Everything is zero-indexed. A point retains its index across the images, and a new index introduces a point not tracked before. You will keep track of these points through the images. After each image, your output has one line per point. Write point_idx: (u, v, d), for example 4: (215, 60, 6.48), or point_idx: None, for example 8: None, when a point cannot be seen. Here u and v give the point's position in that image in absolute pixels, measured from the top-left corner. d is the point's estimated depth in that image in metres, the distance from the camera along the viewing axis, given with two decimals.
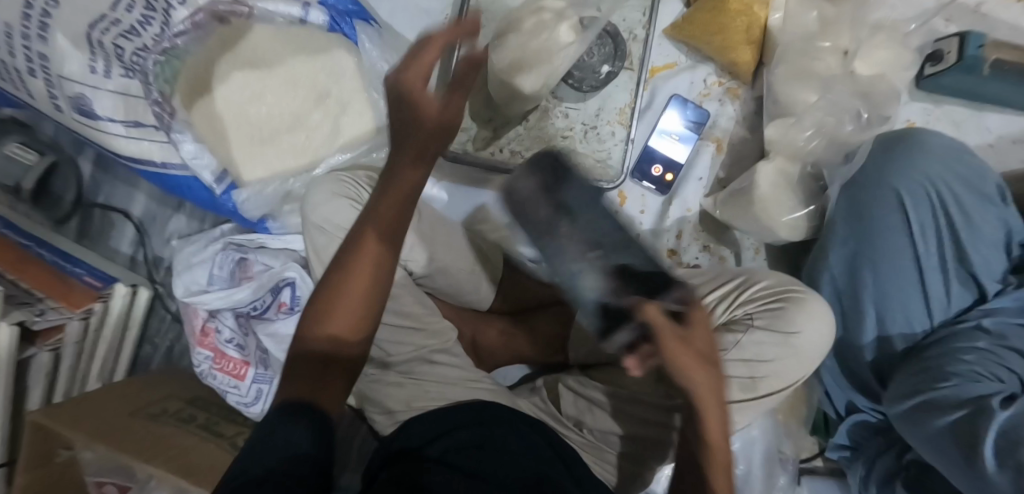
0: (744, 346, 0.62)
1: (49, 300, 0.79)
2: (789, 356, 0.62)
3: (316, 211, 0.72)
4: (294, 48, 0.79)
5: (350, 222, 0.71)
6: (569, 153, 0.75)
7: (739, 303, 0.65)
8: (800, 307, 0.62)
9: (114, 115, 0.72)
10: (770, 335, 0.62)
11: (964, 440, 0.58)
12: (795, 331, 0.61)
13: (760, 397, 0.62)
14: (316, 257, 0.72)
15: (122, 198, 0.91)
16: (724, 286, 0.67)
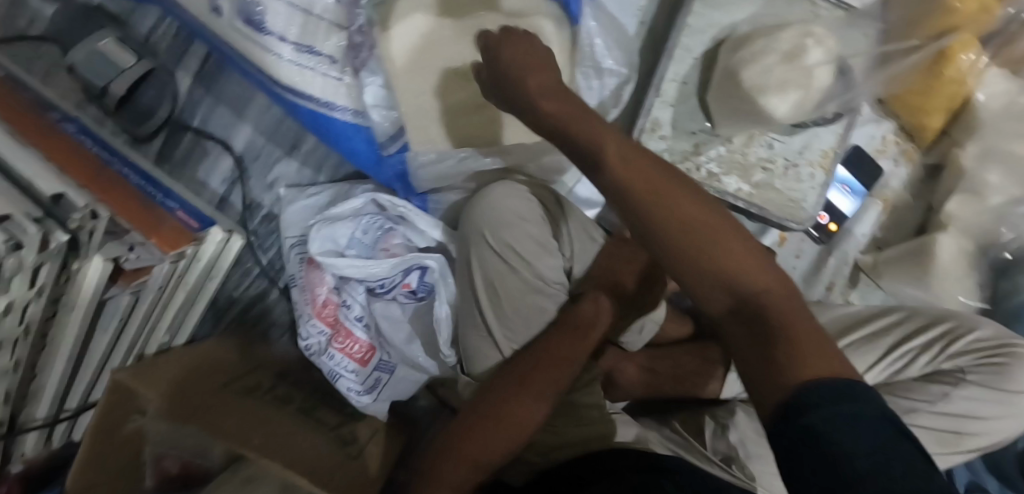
0: (950, 402, 0.58)
1: (138, 233, 0.65)
2: (1010, 414, 0.58)
3: (504, 226, 0.63)
4: (489, 2, 0.70)
5: (532, 252, 0.63)
6: (767, 187, 0.71)
7: (951, 353, 0.60)
8: (1020, 365, 0.58)
9: (286, 33, 0.59)
10: (987, 390, 0.58)
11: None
12: (1019, 390, 0.58)
13: (955, 454, 0.59)
14: (486, 283, 0.63)
15: (223, 125, 0.78)
16: (926, 336, 0.61)
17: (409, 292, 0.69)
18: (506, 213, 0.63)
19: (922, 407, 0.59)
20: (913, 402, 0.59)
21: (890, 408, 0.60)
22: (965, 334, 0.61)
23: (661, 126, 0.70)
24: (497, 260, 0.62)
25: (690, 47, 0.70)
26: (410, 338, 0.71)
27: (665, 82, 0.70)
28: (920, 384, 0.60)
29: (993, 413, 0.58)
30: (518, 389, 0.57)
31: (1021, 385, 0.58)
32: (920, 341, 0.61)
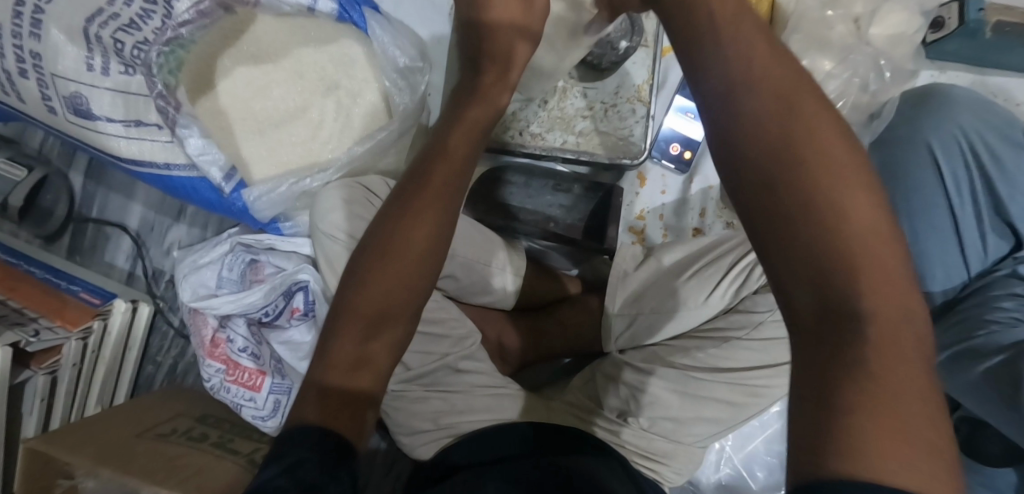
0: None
1: (44, 319, 0.74)
2: None
3: (326, 218, 0.67)
4: (298, 38, 0.76)
5: (361, 231, 0.67)
6: (591, 132, 0.74)
7: None
8: None
9: (112, 114, 0.68)
10: None
11: (1007, 386, 0.55)
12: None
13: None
14: (326, 263, 0.68)
15: (117, 211, 0.86)
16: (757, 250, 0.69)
17: (302, 315, 0.74)
18: (331, 204, 0.68)
19: (766, 318, 0.66)
20: (757, 313, 0.66)
21: (739, 323, 0.66)
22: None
23: None
24: (332, 244, 0.67)
25: None
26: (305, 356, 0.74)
27: None
28: (759, 295, 0.68)
29: None
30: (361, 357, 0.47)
31: None
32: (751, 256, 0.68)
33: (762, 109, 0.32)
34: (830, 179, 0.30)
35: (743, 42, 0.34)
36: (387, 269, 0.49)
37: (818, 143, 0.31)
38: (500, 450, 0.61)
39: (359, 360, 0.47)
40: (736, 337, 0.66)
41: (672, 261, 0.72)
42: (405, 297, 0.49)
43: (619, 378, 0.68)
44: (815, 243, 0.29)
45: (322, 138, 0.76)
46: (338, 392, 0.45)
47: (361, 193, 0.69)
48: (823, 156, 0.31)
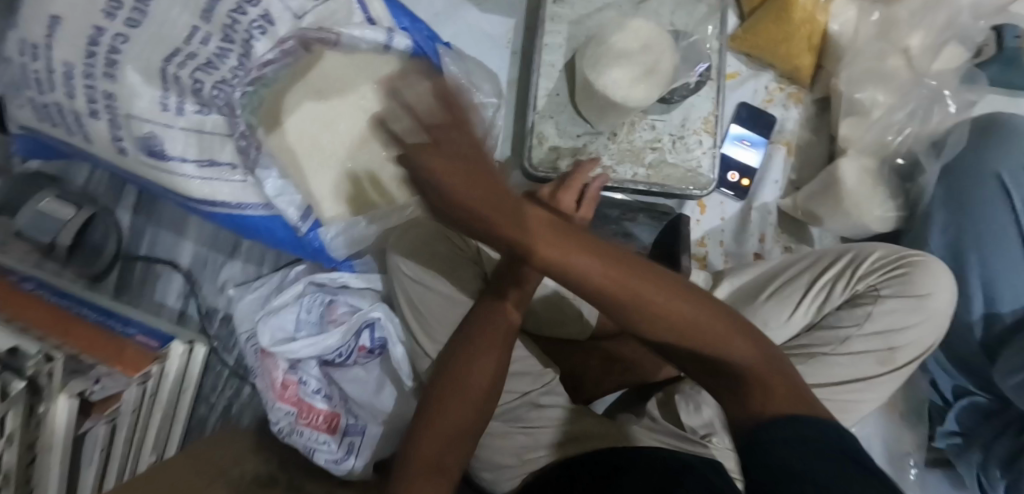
0: (873, 320, 0.65)
1: (102, 364, 0.70)
2: (923, 321, 0.64)
3: (410, 254, 0.68)
4: (362, 72, 0.75)
5: (444, 265, 0.68)
6: (660, 163, 0.75)
7: (859, 276, 0.67)
8: (922, 271, 0.65)
9: (186, 154, 0.66)
10: (899, 298, 0.64)
11: None
12: (927, 294, 0.64)
13: (894, 370, 0.65)
14: (409, 303, 0.68)
15: (166, 248, 0.84)
16: (837, 266, 0.69)
17: (369, 352, 0.74)
18: (413, 238, 0.69)
19: (852, 333, 0.65)
20: (844, 329, 0.65)
21: (825, 341, 0.66)
22: (861, 259, 0.68)
23: (547, 136, 0.75)
24: (416, 284, 0.68)
25: (553, 62, 0.76)
26: (379, 390, 0.74)
27: (545, 98, 0.76)
28: (843, 311, 0.67)
29: (911, 320, 0.64)
30: (438, 463, 0.53)
31: (921, 288, 0.64)
32: (832, 270, 0.69)
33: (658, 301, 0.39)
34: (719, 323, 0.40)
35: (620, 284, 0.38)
36: (453, 400, 0.56)
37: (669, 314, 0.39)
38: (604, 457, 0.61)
39: (436, 469, 0.53)
40: (824, 353, 0.65)
41: (744, 284, 0.73)
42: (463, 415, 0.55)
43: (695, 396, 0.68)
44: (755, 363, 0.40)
45: (390, 172, 0.76)
46: (425, 488, 0.51)
47: (442, 226, 0.70)
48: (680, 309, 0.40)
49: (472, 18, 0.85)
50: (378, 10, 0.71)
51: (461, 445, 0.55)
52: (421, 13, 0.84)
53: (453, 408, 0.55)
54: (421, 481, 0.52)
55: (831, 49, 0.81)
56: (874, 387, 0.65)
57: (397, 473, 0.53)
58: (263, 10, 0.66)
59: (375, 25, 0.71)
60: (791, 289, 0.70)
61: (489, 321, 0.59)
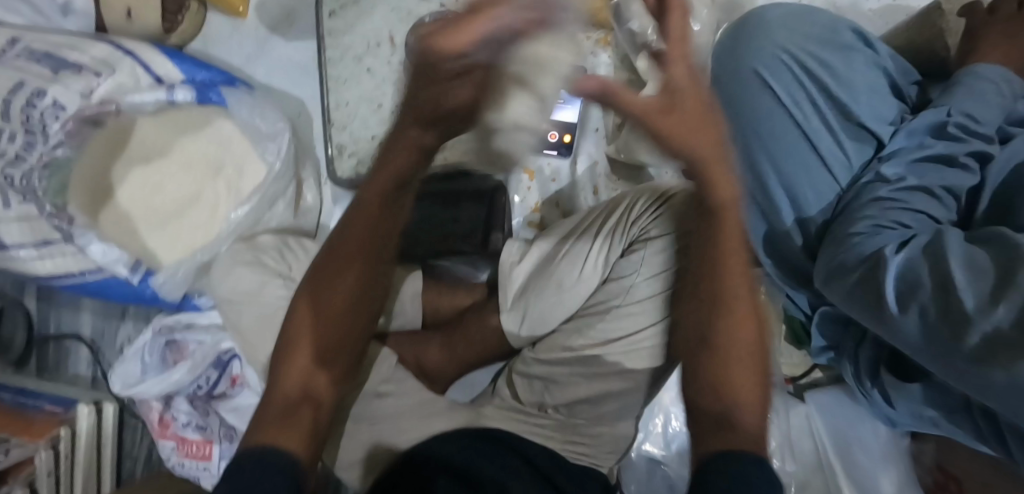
0: (649, 265, 0.63)
1: (13, 438, 0.79)
2: (697, 252, 0.61)
3: (222, 283, 0.73)
4: (179, 130, 0.82)
5: (254, 285, 0.71)
6: (456, 144, 0.77)
7: (635, 218, 0.65)
8: (683, 203, 0.62)
9: (21, 239, 0.73)
10: (663, 236, 0.62)
11: (872, 296, 0.55)
12: (687, 228, 0.61)
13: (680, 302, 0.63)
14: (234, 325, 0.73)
15: (69, 323, 0.93)
16: (610, 217, 0.66)
17: (241, 381, 0.78)
18: (223, 269, 0.73)
19: (635, 281, 0.63)
20: (626, 279, 0.64)
21: (615, 292, 0.65)
22: (633, 204, 0.66)
23: (345, 146, 0.79)
24: (232, 307, 0.72)
25: (338, 75, 0.79)
26: (249, 418, 0.78)
27: (336, 110, 0.79)
28: (624, 258, 0.65)
29: (681, 256, 0.61)
30: (286, 414, 0.51)
31: (682, 223, 0.61)
32: (610, 222, 0.66)
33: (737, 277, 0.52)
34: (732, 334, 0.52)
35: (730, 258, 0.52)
36: (329, 312, 0.54)
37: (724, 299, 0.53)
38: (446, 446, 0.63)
39: (297, 401, 0.52)
40: (610, 309, 0.65)
41: (552, 248, 0.69)
42: (340, 331, 0.55)
43: (531, 375, 0.70)
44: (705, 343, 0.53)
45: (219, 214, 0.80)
46: (280, 424, 0.51)
47: (250, 253, 0.74)
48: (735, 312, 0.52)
49: (282, 50, 0.89)
50: (163, 69, 0.78)
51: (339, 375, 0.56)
52: (235, 58, 0.89)
53: (348, 317, 0.55)
54: (274, 415, 0.51)
55: None
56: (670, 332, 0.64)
57: (250, 429, 0.51)
58: (50, 99, 0.72)
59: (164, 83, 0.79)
60: (577, 251, 0.67)
61: (341, 253, 0.54)
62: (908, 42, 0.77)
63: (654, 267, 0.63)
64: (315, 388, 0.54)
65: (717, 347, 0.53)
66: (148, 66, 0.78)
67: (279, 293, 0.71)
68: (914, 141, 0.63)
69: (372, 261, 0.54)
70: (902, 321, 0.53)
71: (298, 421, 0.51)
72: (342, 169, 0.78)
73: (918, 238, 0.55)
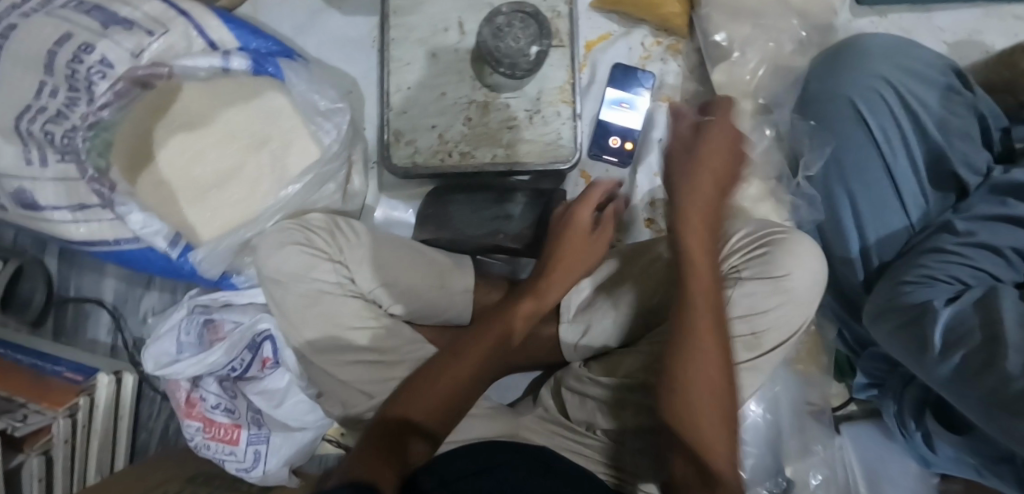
0: (734, 306, 0.57)
1: (31, 404, 0.77)
2: (786, 302, 0.56)
3: (267, 264, 0.69)
4: (224, 98, 0.78)
5: (298, 267, 0.68)
6: (518, 141, 0.74)
7: (721, 257, 0.60)
8: (783, 246, 0.57)
9: (58, 202, 0.70)
10: (757, 280, 0.57)
11: (915, 339, 0.55)
12: (785, 275, 0.56)
13: (763, 355, 0.58)
14: (274, 305, 0.70)
15: (92, 288, 0.91)
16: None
17: (273, 363, 0.77)
18: (268, 244, 0.69)
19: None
20: None
21: None
22: (727, 238, 0.61)
23: (402, 132, 0.75)
24: (275, 286, 0.69)
25: (400, 57, 0.75)
26: (279, 402, 0.77)
27: (395, 93, 0.75)
28: None
29: (772, 302, 0.56)
30: (432, 408, 0.56)
31: (780, 268, 0.57)
32: None
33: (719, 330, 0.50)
34: (713, 391, 0.49)
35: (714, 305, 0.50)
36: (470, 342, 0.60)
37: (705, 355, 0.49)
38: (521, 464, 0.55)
39: (441, 403, 0.56)
40: None
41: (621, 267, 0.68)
42: (459, 373, 0.58)
43: (584, 392, 0.65)
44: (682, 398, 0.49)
45: (263, 190, 0.77)
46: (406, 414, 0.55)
47: (296, 232, 0.70)
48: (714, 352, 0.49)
49: (337, 23, 0.85)
50: (218, 34, 0.74)
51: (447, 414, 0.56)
52: (285, 27, 0.85)
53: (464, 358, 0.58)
54: (408, 409, 0.56)
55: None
56: (741, 375, 0.59)
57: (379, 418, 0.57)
58: (99, 55, 0.72)
59: (219, 48, 0.75)
60: None
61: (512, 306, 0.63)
62: (992, 81, 0.74)
63: (741, 311, 0.57)
64: (452, 396, 0.57)
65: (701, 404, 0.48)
66: (202, 29, 0.73)
67: (325, 276, 0.69)
68: (997, 198, 0.59)
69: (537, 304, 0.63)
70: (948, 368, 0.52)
71: (420, 432, 0.55)
72: (397, 156, 0.74)
73: (972, 293, 0.54)
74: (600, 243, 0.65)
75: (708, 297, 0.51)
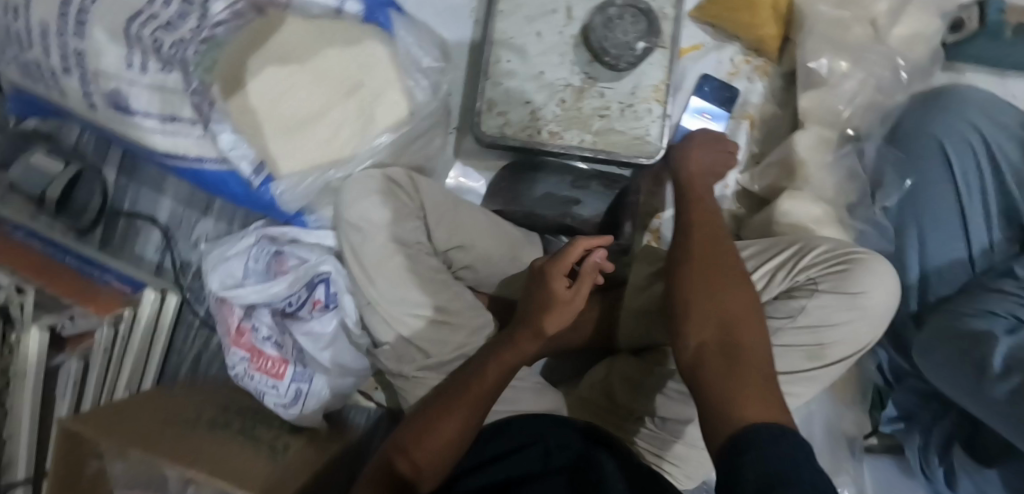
0: (807, 315, 0.60)
1: (77, 305, 0.76)
2: (857, 318, 0.59)
3: (351, 209, 0.71)
4: (323, 40, 0.79)
5: (386, 218, 0.71)
6: (607, 130, 0.76)
7: (800, 267, 0.62)
8: (863, 267, 0.60)
9: (149, 109, 0.69)
10: (834, 294, 0.60)
11: (976, 360, 0.58)
12: (861, 292, 0.59)
13: (824, 366, 0.61)
14: (353, 250, 0.72)
15: (147, 204, 0.91)
16: (780, 256, 0.64)
17: (323, 306, 0.78)
18: (356, 191, 0.71)
19: (784, 325, 0.60)
20: (775, 320, 0.61)
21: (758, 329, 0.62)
22: (808, 251, 0.63)
23: (496, 103, 0.76)
24: (355, 232, 0.71)
25: (504, 29, 0.77)
26: (325, 345, 0.78)
27: (495, 64, 0.76)
28: (778, 302, 0.62)
29: (844, 316, 0.59)
30: (440, 449, 0.64)
31: (857, 285, 0.59)
32: (773, 262, 0.64)
33: (732, 299, 0.52)
34: (717, 337, 0.50)
35: (727, 284, 0.53)
36: (467, 389, 0.66)
37: (714, 310, 0.52)
38: (526, 436, 0.66)
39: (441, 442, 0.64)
40: None
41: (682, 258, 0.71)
42: (459, 419, 0.65)
43: (623, 375, 0.71)
44: (693, 351, 0.51)
45: (345, 134, 0.77)
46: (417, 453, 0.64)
47: (384, 183, 0.72)
48: (735, 317, 0.51)
49: None
50: None
51: (451, 453, 0.64)
52: None
53: (456, 403, 0.65)
54: (420, 449, 0.64)
55: (795, 23, 0.80)
56: (799, 381, 0.61)
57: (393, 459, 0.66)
58: None
59: None
60: None
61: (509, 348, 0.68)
62: None
63: (811, 321, 0.60)
64: (444, 436, 0.64)
65: (711, 354, 0.49)
66: None
67: (407, 231, 0.72)
68: None
69: (521, 352, 0.68)
70: (1000, 397, 0.55)
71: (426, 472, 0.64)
72: (487, 125, 0.76)
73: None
74: (574, 301, 0.69)
75: (695, 273, 0.55)
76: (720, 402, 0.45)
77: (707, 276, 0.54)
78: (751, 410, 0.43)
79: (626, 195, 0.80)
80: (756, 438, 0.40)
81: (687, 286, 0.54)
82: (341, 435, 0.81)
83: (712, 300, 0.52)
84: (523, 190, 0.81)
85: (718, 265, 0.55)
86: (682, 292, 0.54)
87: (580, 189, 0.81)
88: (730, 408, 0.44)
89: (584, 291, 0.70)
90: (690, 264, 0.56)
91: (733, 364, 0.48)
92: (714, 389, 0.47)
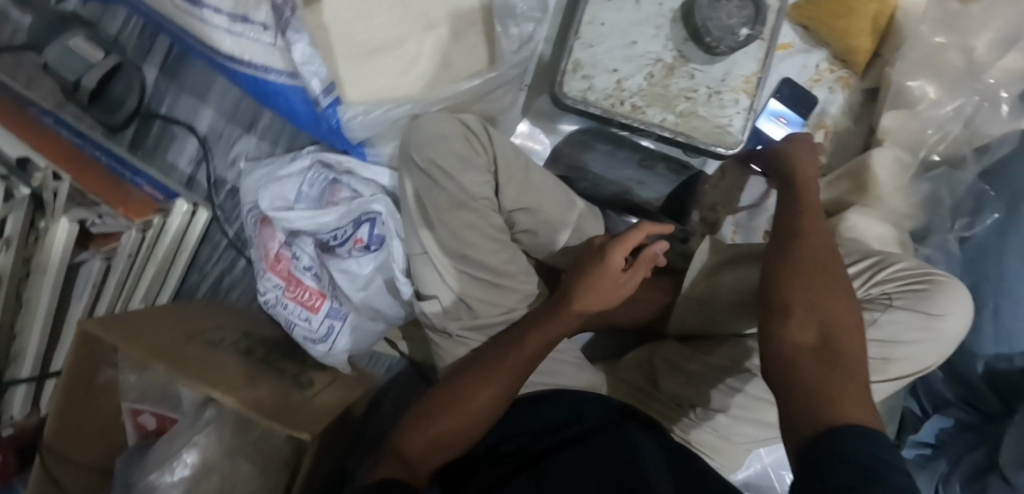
0: (878, 330, 0.59)
1: (107, 205, 0.71)
2: (928, 341, 0.59)
3: (421, 150, 0.67)
4: None
5: (457, 165, 0.67)
6: (690, 114, 0.74)
7: (876, 280, 0.62)
8: (943, 291, 0.59)
9: (220, 5, 0.65)
10: (911, 313, 0.59)
11: None
12: (938, 315, 0.59)
13: (883, 382, 0.61)
14: (415, 194, 0.69)
15: (187, 111, 0.85)
16: (857, 265, 0.63)
17: (364, 246, 0.74)
18: (429, 130, 0.67)
19: None
20: None
21: None
22: (886, 266, 0.62)
23: (582, 65, 0.74)
24: (423, 174, 0.68)
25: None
26: (366, 285, 0.74)
27: (587, 25, 0.73)
28: None
29: (915, 337, 0.59)
30: (469, 419, 0.59)
31: (936, 307, 0.59)
32: (849, 272, 0.63)
33: (834, 300, 0.51)
34: (813, 335, 0.49)
35: (831, 286, 0.52)
36: (505, 357, 0.62)
37: (814, 307, 0.51)
38: (563, 412, 0.63)
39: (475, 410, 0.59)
40: None
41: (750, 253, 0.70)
42: (495, 390, 0.60)
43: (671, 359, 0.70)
44: (785, 344, 0.49)
45: (419, 71, 0.74)
46: (446, 424, 0.59)
47: (460, 127, 0.69)
48: (837, 320, 0.50)
49: None
50: None
51: (484, 423, 0.60)
52: None
53: (496, 371, 0.61)
54: (447, 417, 0.59)
55: (888, 39, 0.79)
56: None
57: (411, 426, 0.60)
58: None
59: None
60: None
61: (551, 318, 0.64)
62: None
63: (882, 336, 0.59)
64: (479, 406, 0.59)
65: (805, 349, 0.48)
66: None
67: (476, 180, 0.68)
68: None
69: (562, 323, 0.64)
70: None
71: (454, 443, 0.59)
72: (570, 86, 0.73)
73: None
74: (624, 282, 0.67)
75: (802, 269, 0.53)
76: (814, 396, 0.44)
77: (810, 274, 0.53)
78: (849, 410, 0.42)
79: (694, 183, 0.79)
80: (851, 436, 0.39)
81: (787, 279, 0.53)
82: (365, 379, 0.79)
83: (813, 298, 0.51)
84: (588, 161, 0.79)
85: (823, 266, 0.54)
86: (782, 285, 0.53)
87: (646, 170, 0.79)
88: (820, 405, 0.43)
89: (637, 274, 0.67)
90: (795, 259, 0.54)
91: (831, 363, 0.47)
92: (807, 387, 0.45)
